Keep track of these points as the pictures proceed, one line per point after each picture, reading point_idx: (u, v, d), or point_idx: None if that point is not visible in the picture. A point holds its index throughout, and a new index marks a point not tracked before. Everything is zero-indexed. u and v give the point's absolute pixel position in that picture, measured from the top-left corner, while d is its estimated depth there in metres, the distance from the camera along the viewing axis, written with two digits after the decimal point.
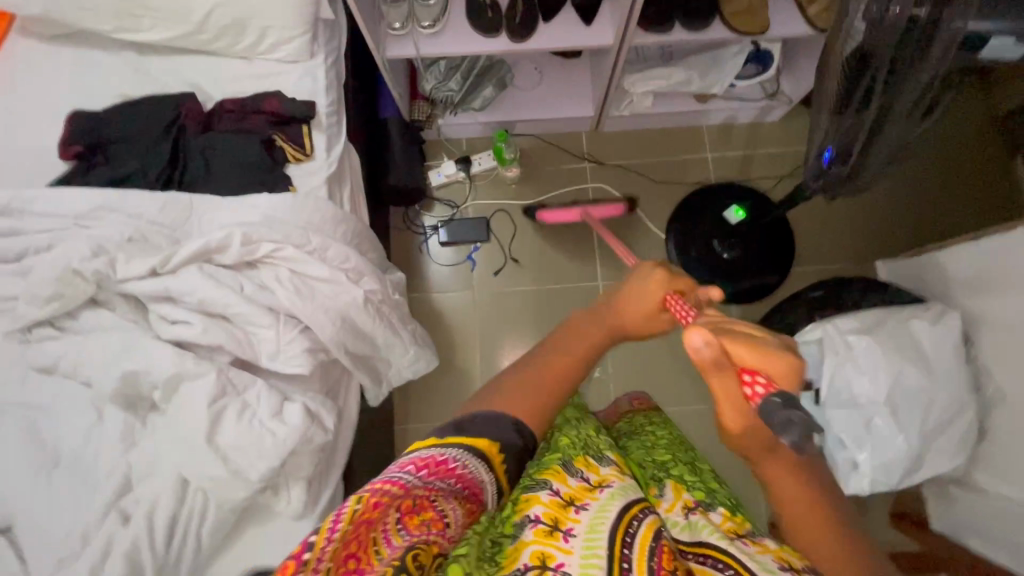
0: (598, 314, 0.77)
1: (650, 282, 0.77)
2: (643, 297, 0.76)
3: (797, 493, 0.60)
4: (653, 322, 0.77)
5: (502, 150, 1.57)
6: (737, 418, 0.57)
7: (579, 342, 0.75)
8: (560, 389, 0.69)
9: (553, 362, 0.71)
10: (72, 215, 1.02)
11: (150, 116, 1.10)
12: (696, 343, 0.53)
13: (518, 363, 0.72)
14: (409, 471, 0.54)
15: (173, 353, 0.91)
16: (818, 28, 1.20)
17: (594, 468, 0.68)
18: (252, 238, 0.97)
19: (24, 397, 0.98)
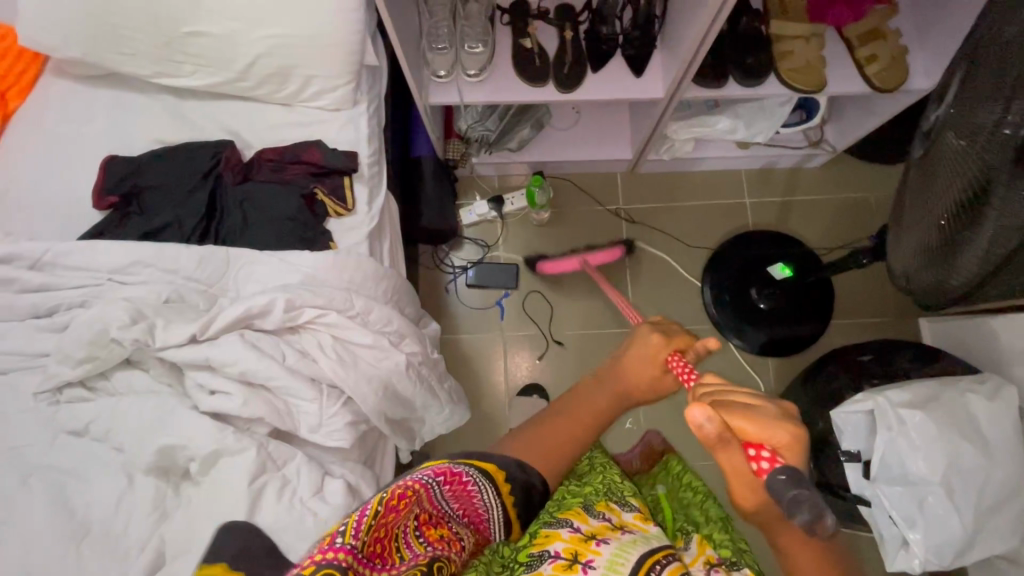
0: (604, 377, 0.81)
1: (649, 346, 0.78)
2: (642, 363, 0.78)
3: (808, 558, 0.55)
4: (660, 383, 0.77)
5: (536, 195, 1.53)
6: (749, 489, 0.52)
7: (587, 401, 0.79)
8: (570, 447, 0.75)
9: (563, 423, 0.77)
10: (107, 269, 0.99)
11: (187, 164, 1.07)
12: (699, 418, 0.49)
13: (540, 418, 0.79)
14: (439, 481, 0.58)
15: (215, 427, 0.88)
16: (878, 88, 1.16)
17: (616, 514, 0.65)
18: (295, 302, 0.94)
19: (51, 459, 0.94)
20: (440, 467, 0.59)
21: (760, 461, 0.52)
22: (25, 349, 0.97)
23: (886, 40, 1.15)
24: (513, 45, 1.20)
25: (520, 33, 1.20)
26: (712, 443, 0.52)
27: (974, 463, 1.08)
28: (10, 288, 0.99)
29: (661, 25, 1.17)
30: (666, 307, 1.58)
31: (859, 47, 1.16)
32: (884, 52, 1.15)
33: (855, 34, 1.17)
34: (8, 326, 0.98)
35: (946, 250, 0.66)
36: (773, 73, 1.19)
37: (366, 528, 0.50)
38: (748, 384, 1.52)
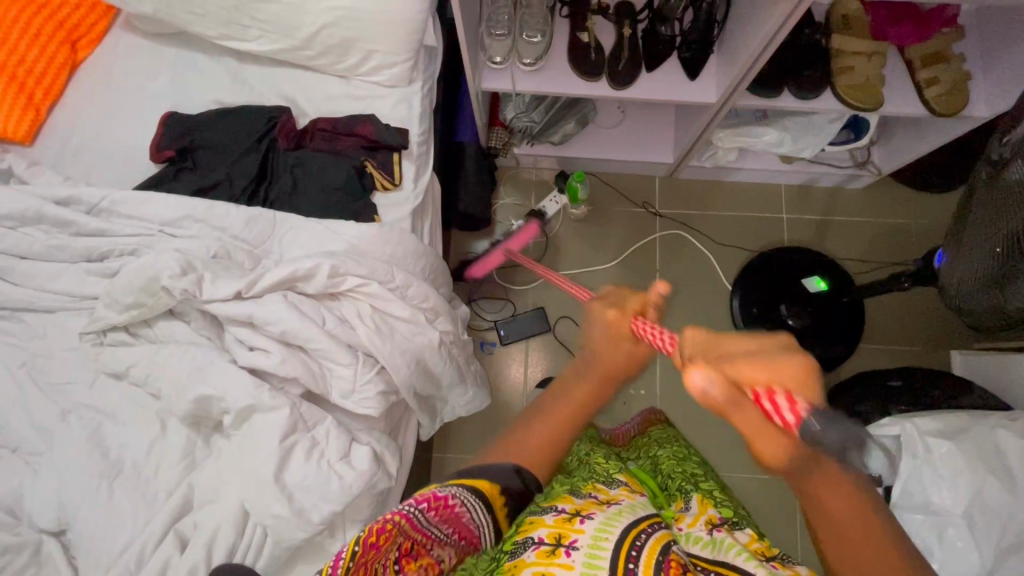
0: (581, 364, 0.69)
1: (609, 323, 0.65)
2: (608, 342, 0.66)
3: (841, 511, 0.54)
4: (636, 356, 0.66)
5: (577, 191, 1.52)
6: (778, 451, 0.49)
7: (567, 391, 0.69)
8: (558, 446, 0.67)
9: (550, 414, 0.68)
10: (159, 221, 1.02)
11: (243, 127, 1.09)
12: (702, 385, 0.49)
13: (524, 418, 0.70)
14: (416, 506, 0.55)
15: (251, 383, 0.89)
16: (934, 113, 1.15)
17: (603, 492, 0.67)
18: (339, 270, 0.95)
19: (92, 398, 0.98)
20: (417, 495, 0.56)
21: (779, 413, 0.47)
22: (74, 291, 1.00)
23: (949, 64, 1.14)
24: (570, 38, 1.21)
25: (578, 27, 1.21)
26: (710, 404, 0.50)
27: (1001, 500, 1.02)
28: (66, 230, 1.02)
29: (720, 31, 1.17)
30: (691, 315, 1.57)
31: (920, 69, 1.15)
32: (945, 75, 1.13)
33: (918, 55, 1.16)
34: (61, 267, 1.01)
35: (1004, 275, 0.67)
36: (830, 88, 1.18)
37: (341, 568, 0.51)
38: None
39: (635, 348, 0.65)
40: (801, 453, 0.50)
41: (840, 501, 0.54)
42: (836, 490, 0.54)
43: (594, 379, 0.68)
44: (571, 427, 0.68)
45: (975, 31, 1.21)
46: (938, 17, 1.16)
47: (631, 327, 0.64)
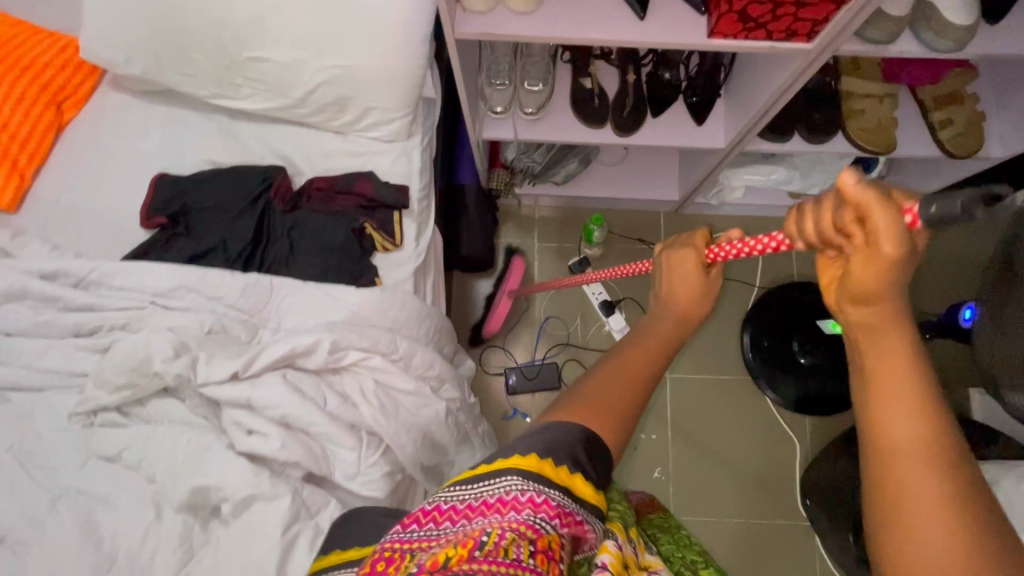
0: (658, 311, 0.68)
1: (685, 251, 0.68)
2: (683, 269, 0.67)
3: (904, 406, 0.42)
4: (711, 294, 0.68)
5: (593, 233, 1.48)
6: (876, 270, 0.43)
7: (651, 337, 0.65)
8: (635, 399, 0.59)
9: (630, 357, 0.62)
10: (150, 292, 0.97)
11: (237, 188, 1.05)
12: (851, 185, 0.42)
13: (596, 365, 0.63)
14: (526, 514, 0.46)
15: (250, 472, 0.84)
16: (950, 154, 1.12)
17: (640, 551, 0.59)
18: (340, 344, 0.91)
19: (82, 483, 0.93)
20: (522, 500, 0.47)
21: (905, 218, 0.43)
22: (64, 368, 0.96)
23: (963, 105, 1.11)
24: (573, 84, 1.17)
25: (581, 72, 1.17)
26: (828, 212, 0.46)
27: None
28: (53, 305, 0.97)
29: (727, 74, 1.12)
30: (699, 352, 1.56)
31: (933, 110, 1.12)
32: (959, 117, 1.10)
33: (930, 96, 1.13)
34: (49, 343, 0.97)
35: None
36: (841, 131, 1.15)
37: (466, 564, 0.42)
38: (782, 441, 1.50)
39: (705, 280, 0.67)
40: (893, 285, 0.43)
41: (909, 411, 0.42)
42: (917, 400, 0.42)
43: (678, 316, 0.66)
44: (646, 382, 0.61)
45: (988, 69, 1.17)
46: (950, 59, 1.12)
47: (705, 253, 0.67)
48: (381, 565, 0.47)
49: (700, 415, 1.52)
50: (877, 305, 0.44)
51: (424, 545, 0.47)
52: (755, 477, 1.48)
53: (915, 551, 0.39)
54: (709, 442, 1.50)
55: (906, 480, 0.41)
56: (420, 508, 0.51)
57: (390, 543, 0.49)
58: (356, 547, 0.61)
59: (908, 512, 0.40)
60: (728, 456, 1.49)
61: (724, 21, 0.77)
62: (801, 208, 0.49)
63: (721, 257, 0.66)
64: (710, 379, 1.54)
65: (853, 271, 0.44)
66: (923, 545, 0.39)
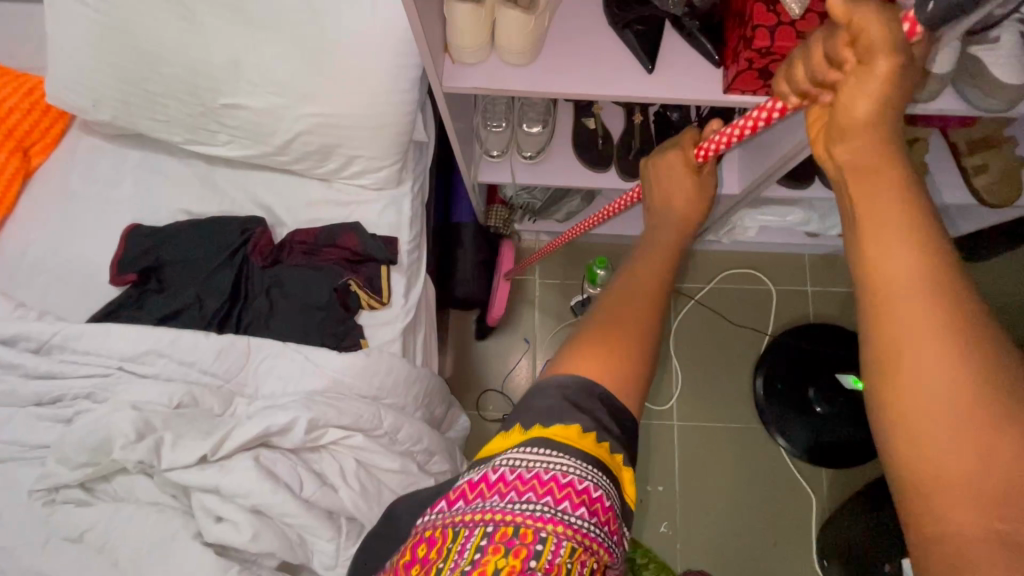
0: (655, 223, 0.67)
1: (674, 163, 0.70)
2: (675, 180, 0.70)
3: (896, 241, 0.41)
4: (701, 198, 0.69)
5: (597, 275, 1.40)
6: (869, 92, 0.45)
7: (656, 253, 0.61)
8: (652, 312, 0.53)
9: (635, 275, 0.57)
10: (118, 356, 0.91)
11: (214, 241, 0.98)
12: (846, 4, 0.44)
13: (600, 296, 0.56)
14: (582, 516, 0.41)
15: (218, 566, 0.77)
16: (983, 201, 1.03)
17: None
18: (319, 421, 0.84)
19: (42, 567, 0.86)
20: (577, 496, 0.41)
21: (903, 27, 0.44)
22: (25, 440, 0.89)
23: (999, 150, 1.02)
24: (575, 124, 1.09)
25: (584, 112, 1.09)
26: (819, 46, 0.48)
27: None
28: (14, 371, 0.91)
29: None
30: (709, 397, 1.47)
31: (966, 156, 1.03)
32: (997, 163, 1.01)
33: (963, 139, 1.04)
34: (9, 413, 0.90)
35: None
36: None
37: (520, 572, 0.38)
38: (797, 492, 1.41)
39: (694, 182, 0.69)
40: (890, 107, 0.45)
41: (904, 242, 0.41)
42: (906, 230, 0.41)
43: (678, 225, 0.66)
44: (659, 298, 0.55)
45: None
46: None
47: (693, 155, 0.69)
48: (420, 549, 0.41)
49: (710, 462, 1.44)
50: (865, 137, 0.45)
51: (469, 524, 0.40)
52: (771, 529, 1.39)
53: (906, 386, 0.38)
54: (720, 493, 1.41)
55: (903, 311, 0.39)
56: (466, 482, 0.44)
57: (431, 521, 0.43)
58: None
59: (897, 350, 0.39)
60: (741, 508, 1.41)
61: (742, 78, 0.69)
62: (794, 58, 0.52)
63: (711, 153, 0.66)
64: (720, 426, 1.46)
65: (846, 103, 0.46)
66: (914, 375, 0.38)
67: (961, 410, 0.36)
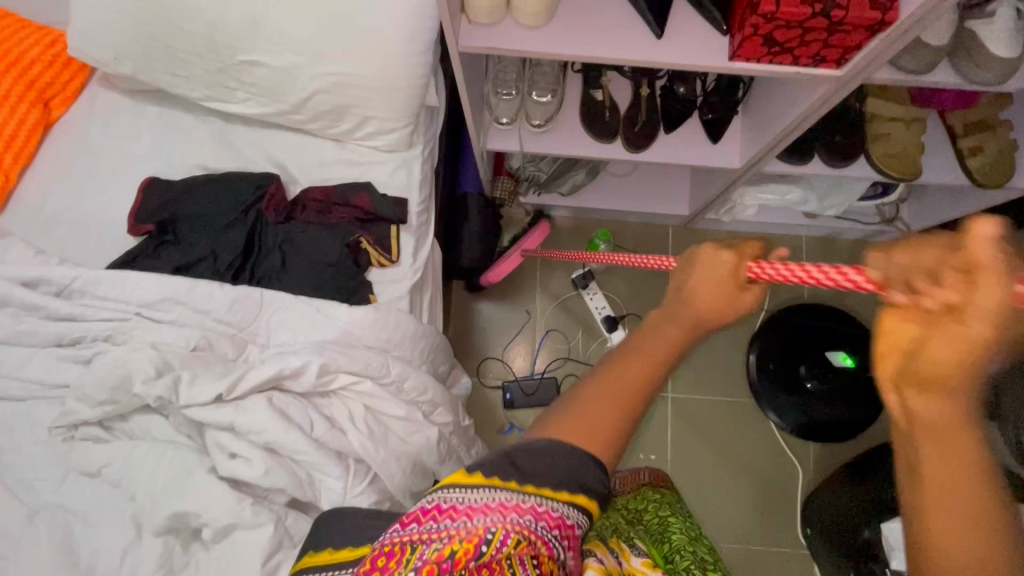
0: (667, 304, 0.52)
1: (715, 265, 0.49)
2: (711, 277, 0.49)
3: (950, 506, 0.35)
4: (737, 306, 0.49)
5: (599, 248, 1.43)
6: (954, 348, 0.34)
7: (655, 340, 0.51)
8: (631, 416, 0.50)
9: (626, 369, 0.50)
10: (136, 303, 0.94)
11: (228, 197, 1.01)
12: (989, 240, 0.32)
13: (591, 371, 0.52)
14: (533, 523, 0.48)
15: (232, 498, 0.81)
16: (976, 183, 1.06)
17: (627, 555, 0.72)
18: (330, 367, 0.87)
19: (61, 500, 0.90)
20: (524, 506, 0.48)
21: None
22: (44, 379, 0.93)
23: (994, 134, 1.05)
24: (583, 95, 1.12)
25: (592, 83, 1.12)
26: (939, 252, 0.34)
27: None
28: (35, 313, 0.94)
29: (745, 92, 1.07)
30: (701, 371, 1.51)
31: (962, 137, 1.06)
32: (991, 146, 1.04)
33: (961, 122, 1.07)
34: (29, 353, 0.93)
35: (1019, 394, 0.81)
36: (863, 155, 1.09)
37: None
38: (785, 464, 1.46)
39: (744, 300, 0.49)
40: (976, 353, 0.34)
41: (969, 501, 0.35)
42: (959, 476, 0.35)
43: (688, 325, 0.51)
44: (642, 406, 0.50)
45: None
46: None
47: (746, 267, 0.49)
48: (380, 559, 0.49)
49: (704, 435, 1.48)
50: (946, 387, 0.35)
51: (424, 540, 0.48)
52: (758, 499, 1.44)
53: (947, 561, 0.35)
54: (710, 463, 1.46)
55: None
56: (418, 507, 0.50)
57: (388, 537, 0.50)
58: (349, 547, 0.60)
59: (927, 517, 0.36)
60: (740, 478, 1.46)
61: (747, 45, 0.72)
62: (904, 241, 0.37)
63: (764, 278, 0.48)
64: (711, 399, 1.50)
65: (926, 347, 0.35)
66: (947, 551, 0.35)
67: (974, 531, 0.35)
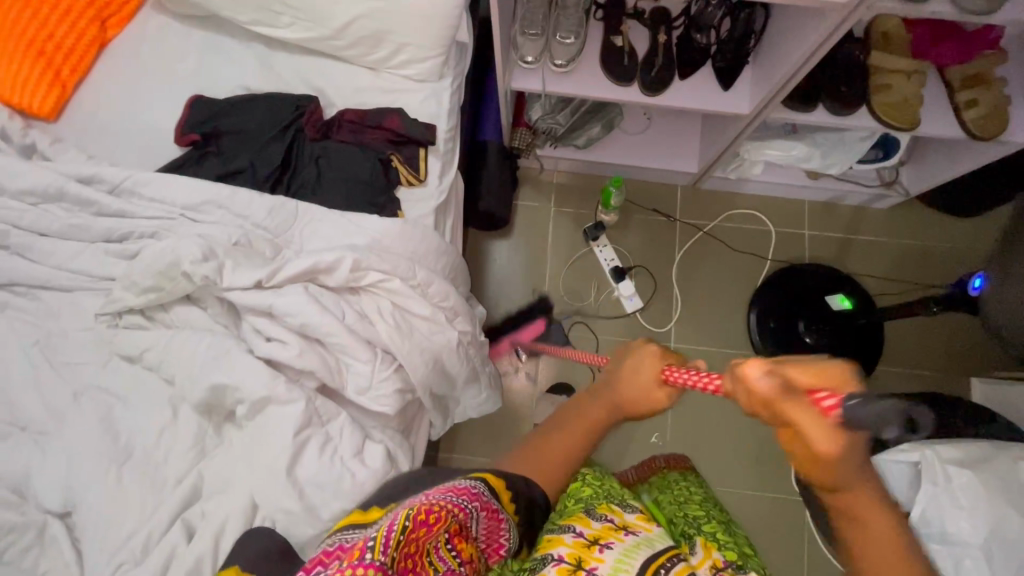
0: (599, 389, 0.77)
1: (646, 359, 0.71)
2: (637, 373, 0.71)
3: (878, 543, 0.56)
4: (646, 400, 0.70)
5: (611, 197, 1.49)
6: (824, 442, 0.52)
7: (584, 418, 0.77)
8: (563, 464, 0.75)
9: (554, 439, 0.76)
10: (180, 204, 1.01)
11: (269, 115, 1.08)
12: (761, 377, 0.54)
13: (540, 432, 0.79)
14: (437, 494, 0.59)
15: (268, 374, 0.88)
16: (974, 136, 1.12)
17: (618, 514, 0.73)
18: (362, 263, 0.94)
19: (103, 382, 0.97)
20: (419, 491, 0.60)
21: (825, 401, 0.51)
22: (91, 270, 0.99)
23: (991, 88, 1.11)
24: (604, 41, 1.19)
25: (612, 31, 1.19)
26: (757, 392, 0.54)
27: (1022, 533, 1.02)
28: (86, 209, 1.01)
29: (757, 42, 1.14)
30: (704, 325, 1.55)
31: (959, 91, 1.13)
32: (985, 99, 1.11)
33: (958, 77, 1.14)
34: (79, 246, 1.00)
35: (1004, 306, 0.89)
36: (865, 106, 1.16)
37: (393, 544, 0.52)
38: None
39: (663, 393, 0.69)
40: (845, 450, 0.53)
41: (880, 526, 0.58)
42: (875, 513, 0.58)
43: (609, 407, 0.75)
44: (564, 463, 0.75)
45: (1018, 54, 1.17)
46: (977, 39, 1.14)
47: (660, 371, 0.69)
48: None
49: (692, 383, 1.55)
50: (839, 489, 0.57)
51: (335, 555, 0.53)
52: (755, 441, 1.50)
53: None
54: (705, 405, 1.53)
55: None
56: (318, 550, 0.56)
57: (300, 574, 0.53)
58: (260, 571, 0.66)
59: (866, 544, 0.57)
60: (726, 419, 1.51)
61: None
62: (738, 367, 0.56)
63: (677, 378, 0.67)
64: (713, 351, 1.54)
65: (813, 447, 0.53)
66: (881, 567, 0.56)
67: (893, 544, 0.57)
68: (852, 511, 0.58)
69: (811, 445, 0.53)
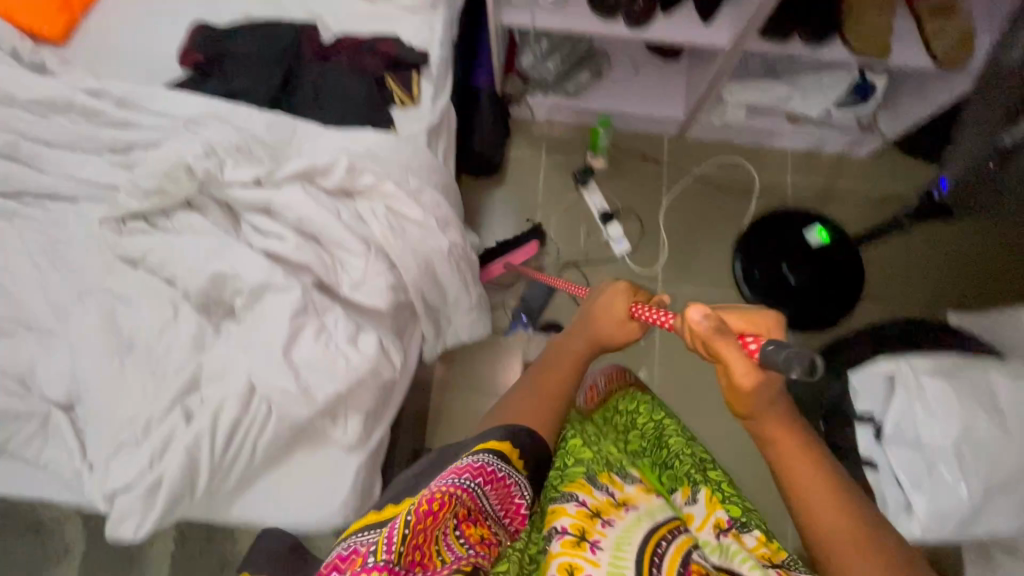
0: (575, 329, 0.80)
1: (615, 296, 0.76)
2: (610, 309, 0.76)
3: (813, 486, 0.62)
4: (622, 331, 0.76)
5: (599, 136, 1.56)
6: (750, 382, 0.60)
7: (565, 358, 0.78)
8: (553, 408, 0.74)
9: (544, 381, 0.76)
10: (183, 117, 1.05)
11: (269, 39, 1.13)
12: (699, 318, 0.60)
13: (520, 382, 0.77)
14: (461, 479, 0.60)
15: (267, 264, 0.92)
16: (940, 65, 1.19)
17: (619, 486, 0.70)
18: (357, 166, 0.99)
19: (104, 283, 1.00)
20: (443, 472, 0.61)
21: (749, 344, 0.61)
22: (94, 178, 1.03)
23: (957, 19, 1.17)
24: None
25: None
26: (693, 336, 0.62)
27: (990, 436, 1.02)
28: (93, 120, 1.05)
29: None
30: (691, 269, 1.59)
31: (928, 22, 1.18)
32: (952, 29, 1.16)
33: (926, 8, 1.19)
34: (84, 156, 1.04)
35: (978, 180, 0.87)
36: (839, 37, 1.21)
37: (398, 540, 0.55)
38: None
39: (634, 326, 0.75)
40: (768, 385, 0.61)
41: (814, 481, 0.62)
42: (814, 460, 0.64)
43: (588, 345, 0.78)
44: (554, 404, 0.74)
45: None
46: None
47: (628, 309, 0.75)
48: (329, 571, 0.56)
49: None
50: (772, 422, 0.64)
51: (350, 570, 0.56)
52: None
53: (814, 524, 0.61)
54: (702, 354, 1.51)
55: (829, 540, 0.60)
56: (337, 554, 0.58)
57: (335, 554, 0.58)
58: None
59: (799, 490, 0.63)
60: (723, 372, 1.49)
61: None
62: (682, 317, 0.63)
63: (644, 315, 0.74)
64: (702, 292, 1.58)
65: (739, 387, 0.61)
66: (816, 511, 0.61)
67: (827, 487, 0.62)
68: (772, 436, 0.65)
69: (734, 378, 0.60)
